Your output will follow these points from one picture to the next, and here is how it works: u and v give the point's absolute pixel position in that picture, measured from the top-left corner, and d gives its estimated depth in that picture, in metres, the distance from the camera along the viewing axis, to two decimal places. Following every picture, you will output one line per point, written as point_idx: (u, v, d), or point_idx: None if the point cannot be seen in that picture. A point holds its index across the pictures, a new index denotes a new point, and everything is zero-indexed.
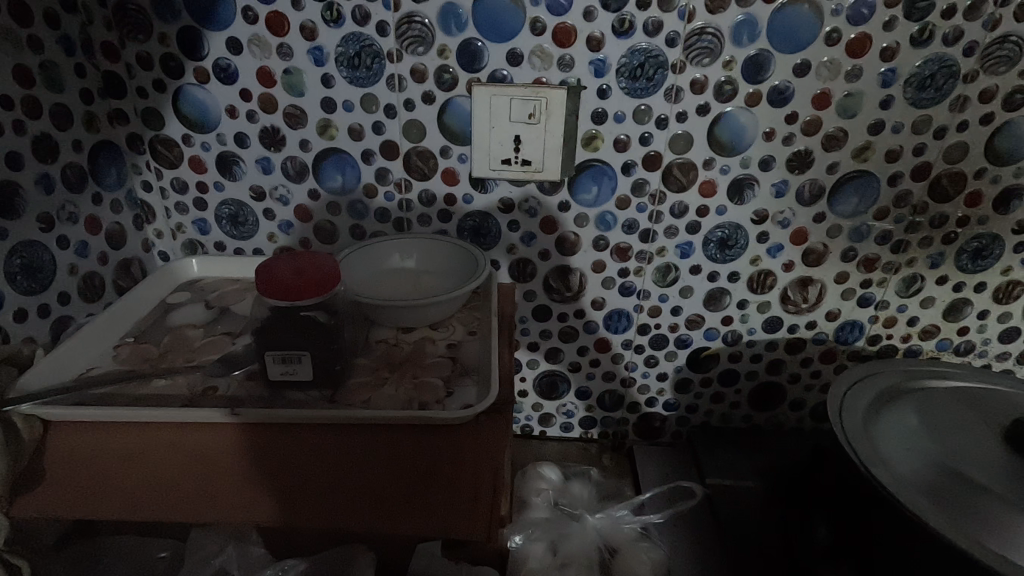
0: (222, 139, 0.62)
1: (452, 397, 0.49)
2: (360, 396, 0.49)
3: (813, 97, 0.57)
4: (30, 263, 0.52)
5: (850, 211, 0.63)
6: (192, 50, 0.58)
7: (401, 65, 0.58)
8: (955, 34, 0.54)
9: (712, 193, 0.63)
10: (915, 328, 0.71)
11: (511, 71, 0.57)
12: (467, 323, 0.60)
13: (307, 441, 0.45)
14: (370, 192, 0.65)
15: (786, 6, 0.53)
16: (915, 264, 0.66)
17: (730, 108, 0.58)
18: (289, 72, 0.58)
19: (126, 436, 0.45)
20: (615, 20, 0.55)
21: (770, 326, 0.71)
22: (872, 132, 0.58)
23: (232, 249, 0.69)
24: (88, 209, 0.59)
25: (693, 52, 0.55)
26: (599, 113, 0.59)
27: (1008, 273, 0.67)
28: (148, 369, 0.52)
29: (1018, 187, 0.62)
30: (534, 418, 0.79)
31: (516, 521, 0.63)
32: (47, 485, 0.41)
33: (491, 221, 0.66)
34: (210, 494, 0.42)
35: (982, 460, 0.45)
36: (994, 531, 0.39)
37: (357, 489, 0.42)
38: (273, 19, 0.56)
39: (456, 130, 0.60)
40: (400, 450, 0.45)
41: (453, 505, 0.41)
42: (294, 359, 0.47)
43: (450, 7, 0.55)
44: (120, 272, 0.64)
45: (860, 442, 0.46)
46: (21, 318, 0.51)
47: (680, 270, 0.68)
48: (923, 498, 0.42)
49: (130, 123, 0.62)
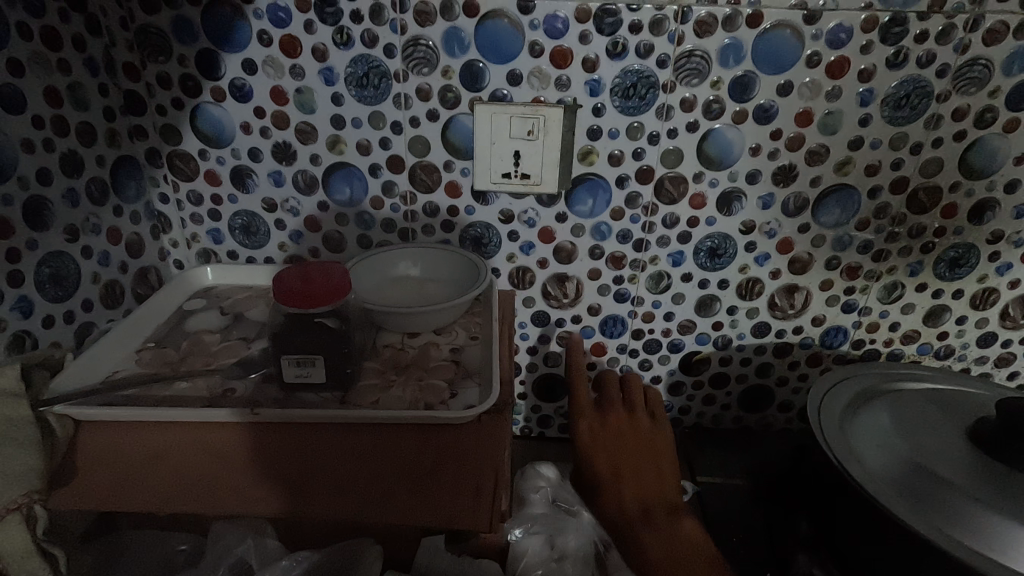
0: (236, 154, 0.66)
1: (455, 398, 0.52)
2: (369, 397, 0.52)
3: (796, 116, 0.60)
4: (57, 272, 0.55)
5: (833, 222, 0.66)
6: (209, 71, 0.61)
7: (407, 85, 0.61)
8: (928, 57, 0.57)
9: (702, 206, 0.66)
10: (896, 333, 0.74)
11: (510, 90, 0.61)
12: (469, 328, 0.63)
13: (320, 438, 0.48)
14: (377, 204, 0.68)
15: (768, 31, 0.56)
16: (895, 272, 0.70)
17: (718, 125, 0.61)
18: (301, 91, 0.62)
19: (153, 434, 0.48)
20: (609, 44, 0.58)
21: (759, 331, 0.74)
22: (852, 148, 0.62)
23: (244, 258, 0.73)
24: (110, 220, 0.62)
25: (682, 73, 0.59)
26: (595, 129, 0.62)
27: (984, 281, 0.71)
28: (169, 372, 0.55)
29: (991, 199, 0.65)
30: (532, 419, 0.82)
31: (515, 516, 0.66)
32: (80, 479, 0.44)
33: (492, 232, 0.69)
34: (231, 487, 0.44)
35: (948, 455, 0.48)
36: (953, 521, 0.43)
37: (366, 484, 0.45)
38: (287, 42, 0.59)
39: (458, 145, 0.64)
40: (409, 448, 0.48)
41: (457, 498, 0.44)
42: (308, 362, 0.51)
43: (453, 30, 0.58)
44: (139, 280, 0.67)
45: (835, 440, 0.50)
46: (48, 324, 0.54)
47: (672, 278, 0.71)
48: (890, 491, 0.46)
49: (149, 139, 0.65)
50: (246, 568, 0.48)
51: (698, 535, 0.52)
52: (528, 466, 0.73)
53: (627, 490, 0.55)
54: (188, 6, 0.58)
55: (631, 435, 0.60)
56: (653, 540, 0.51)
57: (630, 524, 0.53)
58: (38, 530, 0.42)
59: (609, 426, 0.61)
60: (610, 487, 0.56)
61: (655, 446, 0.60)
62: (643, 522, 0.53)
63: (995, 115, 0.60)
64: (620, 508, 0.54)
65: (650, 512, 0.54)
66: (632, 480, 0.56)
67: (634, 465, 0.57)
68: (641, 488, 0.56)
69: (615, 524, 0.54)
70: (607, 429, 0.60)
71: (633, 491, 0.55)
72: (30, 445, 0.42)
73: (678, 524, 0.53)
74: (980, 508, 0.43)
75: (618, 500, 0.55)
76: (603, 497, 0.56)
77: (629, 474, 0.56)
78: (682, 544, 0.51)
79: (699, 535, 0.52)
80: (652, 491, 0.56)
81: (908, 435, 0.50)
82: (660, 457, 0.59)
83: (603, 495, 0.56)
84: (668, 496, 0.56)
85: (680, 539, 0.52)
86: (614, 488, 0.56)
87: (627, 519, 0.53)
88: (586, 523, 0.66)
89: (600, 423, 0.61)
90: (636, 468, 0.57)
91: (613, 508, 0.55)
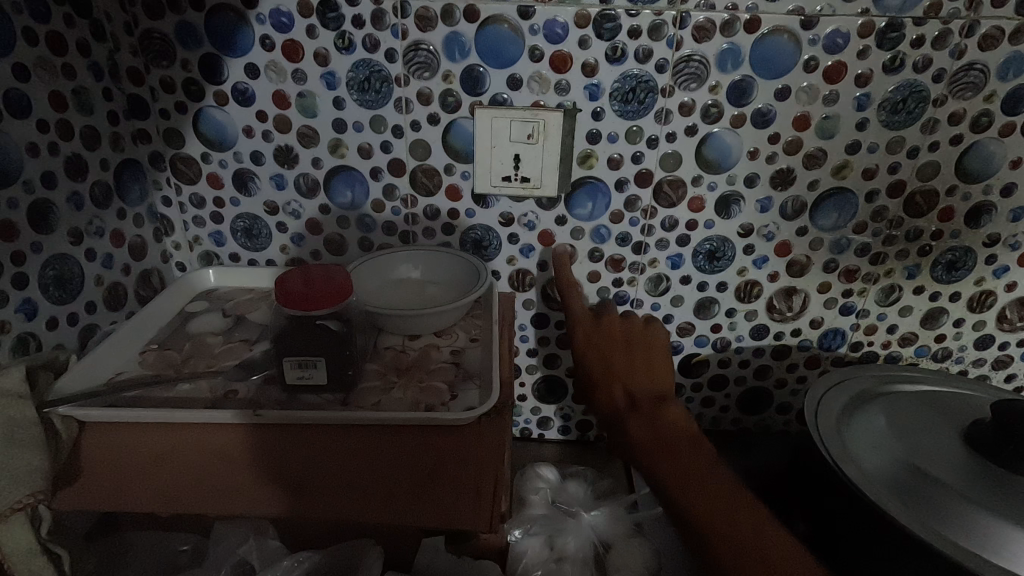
0: (239, 157, 0.66)
1: (455, 400, 0.52)
2: (371, 399, 0.53)
3: (794, 120, 0.61)
4: (61, 275, 0.56)
5: (830, 225, 0.67)
6: (212, 75, 0.62)
7: (408, 89, 0.61)
8: (924, 62, 0.58)
9: (700, 209, 0.66)
10: (894, 335, 0.74)
11: (510, 94, 0.61)
12: (469, 330, 0.64)
13: (321, 440, 0.49)
14: (378, 207, 0.69)
15: (766, 36, 0.57)
16: (892, 274, 0.70)
17: (716, 129, 0.62)
18: (302, 95, 0.62)
19: (157, 435, 0.49)
20: (608, 49, 0.58)
21: (757, 334, 0.75)
22: (850, 151, 0.62)
23: (246, 261, 0.73)
24: (114, 223, 0.62)
25: (681, 77, 0.59)
26: (594, 133, 0.63)
27: (981, 284, 0.71)
28: (172, 374, 0.55)
29: (987, 203, 0.66)
30: (532, 421, 0.83)
31: (514, 517, 0.66)
32: (83, 480, 0.45)
33: (492, 235, 0.70)
34: (232, 487, 0.45)
35: (943, 457, 0.48)
36: (948, 523, 0.44)
37: (367, 485, 0.45)
38: (289, 47, 0.60)
39: (459, 149, 0.64)
40: (409, 450, 0.48)
41: (458, 500, 0.44)
42: (310, 364, 0.51)
43: (453, 35, 0.59)
44: (141, 282, 0.67)
45: (831, 442, 0.51)
46: (52, 326, 0.55)
47: (671, 280, 0.71)
48: (885, 492, 0.46)
49: (152, 142, 0.66)
50: (247, 568, 0.48)
51: (681, 416, 0.50)
52: (528, 468, 0.72)
53: (616, 383, 0.55)
54: (191, 12, 0.59)
55: (626, 337, 0.60)
56: (636, 423, 0.50)
57: (617, 414, 0.52)
58: (43, 531, 0.42)
59: (602, 330, 0.61)
60: (601, 380, 0.56)
61: (648, 340, 0.59)
62: (629, 409, 0.52)
63: (990, 119, 0.60)
64: (611, 400, 0.54)
65: (635, 399, 0.53)
66: (622, 375, 0.55)
67: (625, 364, 0.56)
68: (631, 381, 0.55)
69: (608, 417, 0.53)
70: (603, 333, 0.61)
71: (622, 383, 0.55)
72: (34, 446, 0.43)
73: (663, 407, 0.51)
74: (974, 509, 0.43)
75: (609, 390, 0.54)
76: (594, 391, 0.56)
77: (621, 371, 0.56)
78: (665, 423, 0.49)
79: (685, 420, 0.50)
80: (642, 381, 0.55)
81: (903, 436, 0.51)
82: (653, 352, 0.58)
83: (597, 391, 0.55)
84: (659, 385, 0.54)
85: (661, 419, 0.50)
86: (603, 382, 0.55)
87: (616, 409, 0.53)
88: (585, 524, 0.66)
89: (595, 326, 0.62)
90: (630, 369, 0.56)
91: (604, 400, 0.54)
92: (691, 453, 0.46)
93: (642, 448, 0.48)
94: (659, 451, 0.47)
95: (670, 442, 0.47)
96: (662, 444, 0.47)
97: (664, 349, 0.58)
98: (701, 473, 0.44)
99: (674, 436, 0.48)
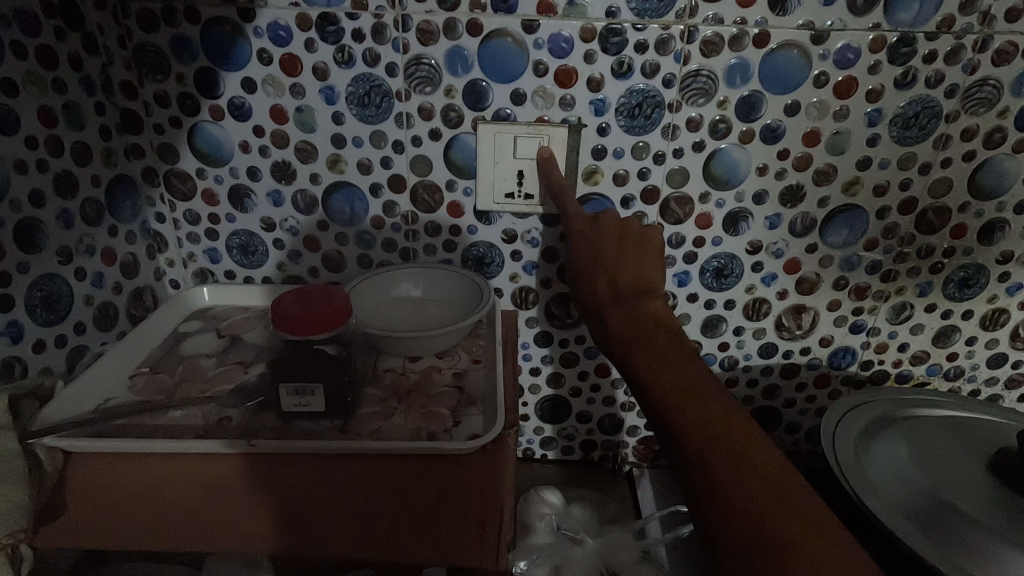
0: (234, 172, 0.65)
1: (459, 426, 0.51)
2: (371, 426, 0.50)
3: (804, 136, 0.60)
4: (49, 295, 0.53)
5: (840, 242, 0.66)
6: (208, 89, 0.60)
7: (409, 103, 0.60)
8: (936, 77, 0.56)
9: (708, 225, 0.65)
10: (905, 354, 0.73)
11: (514, 109, 0.60)
12: (471, 351, 0.62)
13: (315, 471, 0.46)
14: (378, 224, 0.67)
15: (775, 51, 0.56)
16: (904, 292, 0.69)
17: (724, 146, 0.60)
18: (301, 110, 0.61)
19: (142, 467, 0.46)
20: (615, 63, 0.57)
21: (765, 352, 0.73)
22: (860, 167, 0.61)
23: (242, 278, 0.72)
24: (105, 241, 0.60)
25: (688, 93, 0.58)
26: (599, 149, 0.61)
27: (994, 301, 0.70)
28: (163, 400, 0.53)
29: (1000, 220, 0.65)
30: (534, 441, 0.81)
31: (519, 546, 0.64)
32: (67, 516, 0.43)
33: (495, 251, 0.68)
34: (224, 523, 0.43)
35: (968, 492, 0.47)
36: (976, 560, 0.42)
37: (365, 516, 0.43)
38: (287, 60, 0.58)
39: (460, 164, 0.63)
40: (408, 481, 0.46)
41: (461, 538, 0.42)
42: (307, 391, 0.49)
43: (456, 48, 0.57)
44: (133, 301, 0.65)
45: (852, 473, 0.49)
46: (39, 348, 0.53)
47: (678, 298, 0.70)
48: (906, 522, 0.45)
49: (146, 157, 0.64)
50: None
51: (665, 314, 0.45)
52: (531, 492, 0.70)
53: (604, 273, 0.49)
54: (186, 25, 0.57)
55: (619, 233, 0.52)
56: (617, 314, 0.45)
57: (600, 309, 0.47)
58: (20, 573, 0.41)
59: (596, 225, 0.53)
60: (589, 275, 0.50)
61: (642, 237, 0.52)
62: (612, 305, 0.46)
63: (1004, 135, 0.59)
64: (595, 293, 0.48)
65: (621, 290, 0.47)
66: (610, 269, 0.49)
67: (618, 257, 0.50)
68: (619, 273, 0.48)
69: (592, 310, 0.48)
70: (594, 226, 0.53)
71: (609, 277, 0.48)
72: (16, 480, 0.41)
73: (648, 302, 0.45)
74: (1004, 550, 0.42)
75: (594, 284, 0.49)
76: (579, 283, 0.50)
77: (611, 263, 0.50)
78: (648, 321, 0.43)
79: (667, 314, 0.45)
80: (628, 276, 0.48)
81: (926, 465, 0.50)
82: (646, 250, 0.50)
83: (583, 283, 0.50)
84: (647, 280, 0.48)
85: (644, 316, 0.44)
86: (589, 275, 0.50)
87: (598, 302, 0.47)
88: (590, 551, 0.64)
89: (593, 224, 0.53)
90: (620, 260, 0.50)
91: (587, 294, 0.49)
92: (673, 346, 0.41)
93: (621, 346, 0.43)
94: (639, 350, 0.41)
95: (649, 336, 0.42)
96: (641, 340, 0.42)
97: (658, 247, 0.51)
98: (683, 368, 0.39)
99: (654, 335, 0.42)
